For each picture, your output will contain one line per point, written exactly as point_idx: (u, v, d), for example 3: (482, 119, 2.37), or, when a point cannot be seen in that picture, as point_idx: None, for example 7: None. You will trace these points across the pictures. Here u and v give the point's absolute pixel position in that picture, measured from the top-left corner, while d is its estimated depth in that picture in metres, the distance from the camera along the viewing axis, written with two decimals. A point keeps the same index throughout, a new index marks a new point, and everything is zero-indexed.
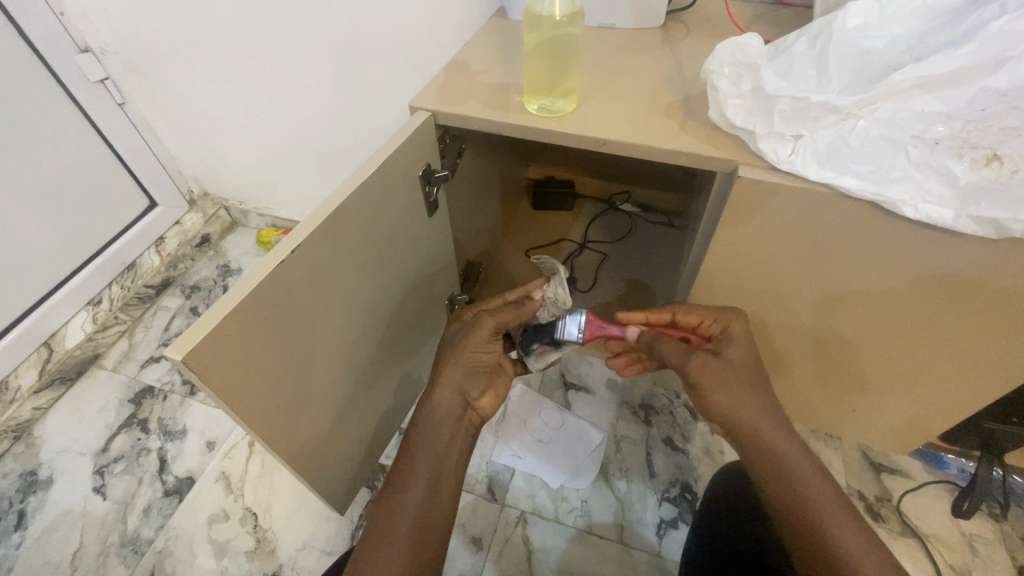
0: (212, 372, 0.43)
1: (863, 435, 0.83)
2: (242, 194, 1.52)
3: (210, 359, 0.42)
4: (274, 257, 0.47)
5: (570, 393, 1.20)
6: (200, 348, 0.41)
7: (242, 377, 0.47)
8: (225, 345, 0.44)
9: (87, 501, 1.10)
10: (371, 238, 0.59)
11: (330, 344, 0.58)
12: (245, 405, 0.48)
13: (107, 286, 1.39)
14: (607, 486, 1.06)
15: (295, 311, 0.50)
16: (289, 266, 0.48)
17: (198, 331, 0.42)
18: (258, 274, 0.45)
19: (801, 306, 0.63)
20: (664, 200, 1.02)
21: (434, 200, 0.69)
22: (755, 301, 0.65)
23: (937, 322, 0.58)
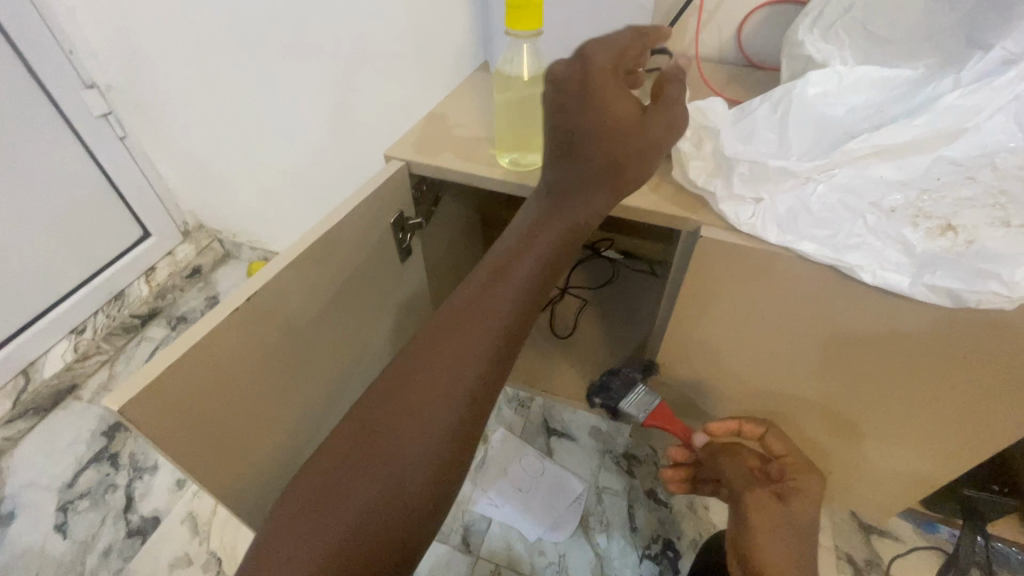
0: (156, 421, 0.42)
1: (852, 496, 0.80)
2: (236, 227, 1.54)
3: (153, 407, 0.41)
4: (229, 304, 0.46)
5: (553, 440, 1.18)
6: (142, 395, 0.40)
7: (190, 427, 0.45)
8: (171, 393, 0.42)
9: (46, 539, 1.06)
10: (337, 285, 0.58)
11: (292, 392, 0.57)
12: (193, 457, 0.46)
13: (92, 314, 1.39)
14: (586, 540, 1.03)
15: (250, 359, 0.49)
16: (245, 313, 0.47)
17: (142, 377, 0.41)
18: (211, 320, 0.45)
19: (785, 363, 0.60)
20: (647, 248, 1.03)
21: (407, 246, 0.70)
22: (739, 356, 0.63)
23: (934, 382, 0.55)
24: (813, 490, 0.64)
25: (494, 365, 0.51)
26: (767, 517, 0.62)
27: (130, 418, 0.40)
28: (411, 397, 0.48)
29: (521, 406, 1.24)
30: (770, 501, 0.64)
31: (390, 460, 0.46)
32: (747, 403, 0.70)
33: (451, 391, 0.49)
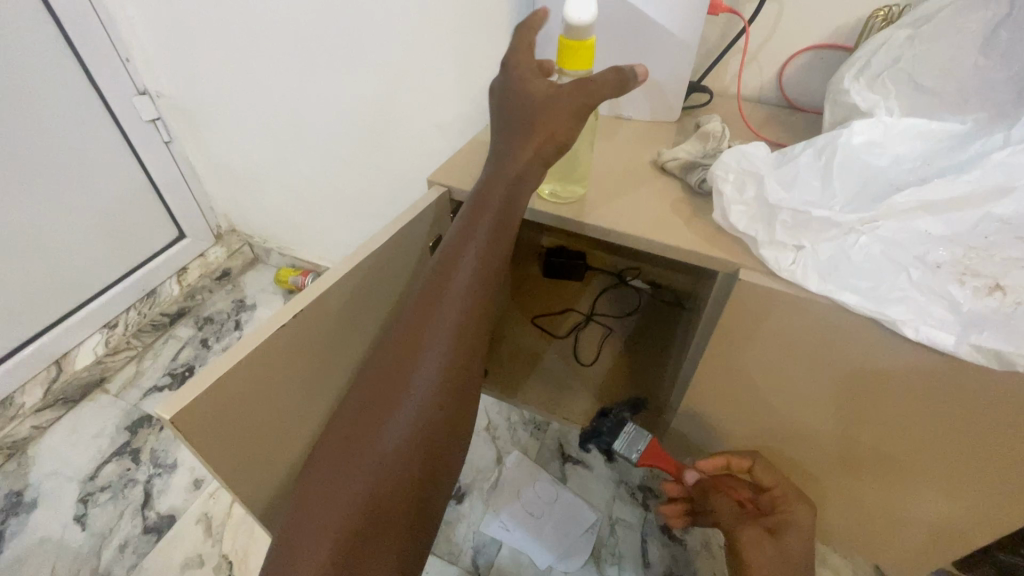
0: (200, 430, 0.44)
1: (879, 547, 0.77)
2: (267, 233, 1.58)
3: (198, 418, 0.43)
4: (274, 321, 0.49)
5: (567, 466, 1.17)
6: (190, 406, 0.42)
7: (228, 437, 0.47)
8: (215, 405, 0.45)
9: (65, 529, 1.08)
10: (369, 304, 0.60)
11: (320, 407, 0.58)
12: (228, 465, 0.48)
13: (125, 310, 1.42)
14: (597, 572, 1.01)
15: (288, 374, 0.51)
16: (287, 330, 0.49)
17: (190, 389, 0.43)
18: (256, 337, 0.47)
19: (814, 416, 0.61)
20: (674, 278, 1.02)
21: None
22: (766, 406, 0.63)
23: (959, 448, 0.55)
24: (806, 524, 0.62)
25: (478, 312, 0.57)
26: (759, 553, 0.61)
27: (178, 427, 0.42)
28: (413, 356, 0.54)
29: (537, 429, 1.24)
30: (763, 536, 0.63)
31: (401, 406, 0.52)
32: (772, 454, 0.70)
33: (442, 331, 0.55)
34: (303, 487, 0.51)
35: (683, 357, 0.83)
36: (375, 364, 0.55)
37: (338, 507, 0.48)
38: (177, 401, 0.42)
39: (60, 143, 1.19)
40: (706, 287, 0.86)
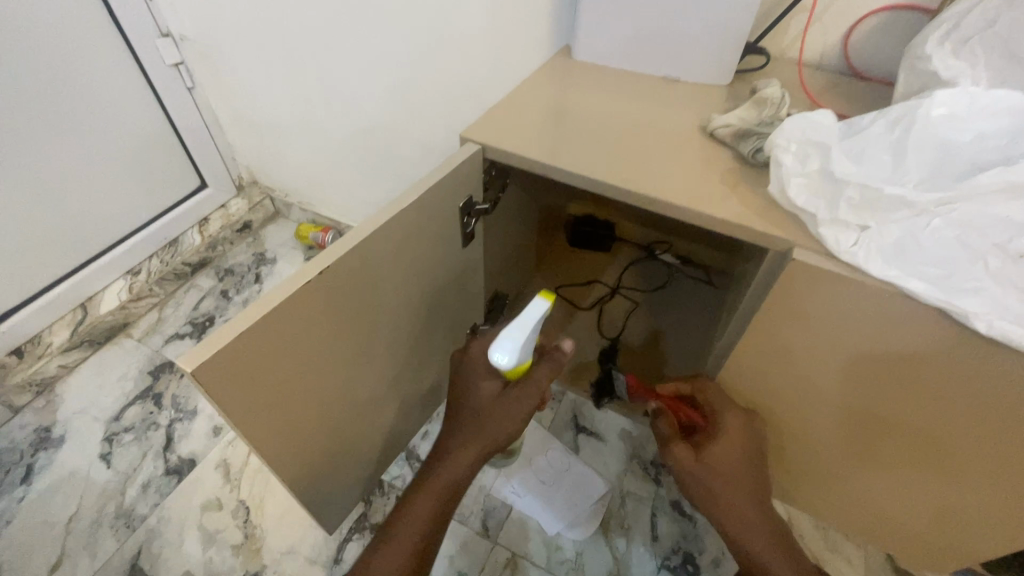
0: (220, 384, 0.43)
1: (882, 529, 0.76)
2: (289, 187, 1.56)
3: (219, 372, 0.42)
4: (297, 278, 0.47)
5: (580, 436, 1.17)
6: (211, 361, 0.41)
7: (247, 392, 0.46)
8: (236, 361, 0.44)
9: (91, 466, 1.12)
10: (396, 265, 0.58)
11: (339, 367, 0.58)
12: (247, 419, 0.48)
13: (147, 258, 1.43)
14: (605, 542, 1.03)
15: (309, 332, 0.50)
16: (310, 289, 0.48)
17: (212, 343, 0.42)
18: (280, 293, 0.46)
19: (826, 408, 0.61)
20: (706, 256, 0.98)
21: (471, 231, 0.69)
22: (779, 395, 0.63)
23: (965, 450, 0.55)
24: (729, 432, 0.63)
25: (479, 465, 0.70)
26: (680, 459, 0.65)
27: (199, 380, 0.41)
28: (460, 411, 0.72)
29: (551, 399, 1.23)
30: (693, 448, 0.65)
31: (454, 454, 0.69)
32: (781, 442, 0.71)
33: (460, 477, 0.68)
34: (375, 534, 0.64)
35: (715, 337, 0.81)
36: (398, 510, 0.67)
37: (417, 523, 0.65)
38: (199, 355, 0.41)
39: (83, 87, 1.17)
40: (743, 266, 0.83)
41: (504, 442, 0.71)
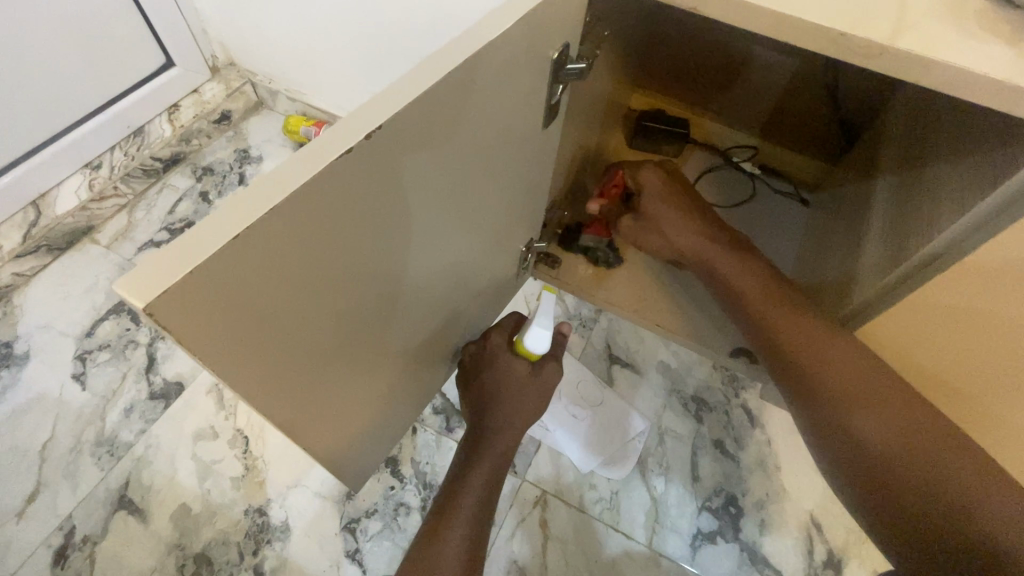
0: (193, 323, 0.28)
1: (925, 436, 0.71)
2: (274, 71, 1.29)
3: (191, 306, 0.27)
4: (307, 158, 0.30)
5: (615, 368, 1.04)
6: (179, 289, 0.26)
7: (239, 328, 0.31)
8: (218, 289, 0.28)
9: (63, 388, 0.98)
10: (445, 147, 0.41)
11: (368, 289, 0.43)
12: (239, 364, 0.33)
13: (109, 148, 1.19)
14: (641, 481, 0.95)
15: (325, 243, 0.34)
16: (330, 179, 0.31)
17: (176, 259, 0.26)
18: (283, 184, 0.29)
19: (997, 355, 0.56)
20: (790, 166, 1.05)
21: (556, 103, 0.54)
22: (939, 332, 0.59)
23: None
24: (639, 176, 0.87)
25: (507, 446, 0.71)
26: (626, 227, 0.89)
27: (157, 318, 0.26)
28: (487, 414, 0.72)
29: (582, 326, 1.09)
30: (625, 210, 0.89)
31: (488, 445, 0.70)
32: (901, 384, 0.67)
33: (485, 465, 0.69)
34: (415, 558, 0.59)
35: (855, 261, 0.70)
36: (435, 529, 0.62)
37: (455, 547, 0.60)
38: (160, 280, 0.25)
39: None
40: (892, 176, 0.70)
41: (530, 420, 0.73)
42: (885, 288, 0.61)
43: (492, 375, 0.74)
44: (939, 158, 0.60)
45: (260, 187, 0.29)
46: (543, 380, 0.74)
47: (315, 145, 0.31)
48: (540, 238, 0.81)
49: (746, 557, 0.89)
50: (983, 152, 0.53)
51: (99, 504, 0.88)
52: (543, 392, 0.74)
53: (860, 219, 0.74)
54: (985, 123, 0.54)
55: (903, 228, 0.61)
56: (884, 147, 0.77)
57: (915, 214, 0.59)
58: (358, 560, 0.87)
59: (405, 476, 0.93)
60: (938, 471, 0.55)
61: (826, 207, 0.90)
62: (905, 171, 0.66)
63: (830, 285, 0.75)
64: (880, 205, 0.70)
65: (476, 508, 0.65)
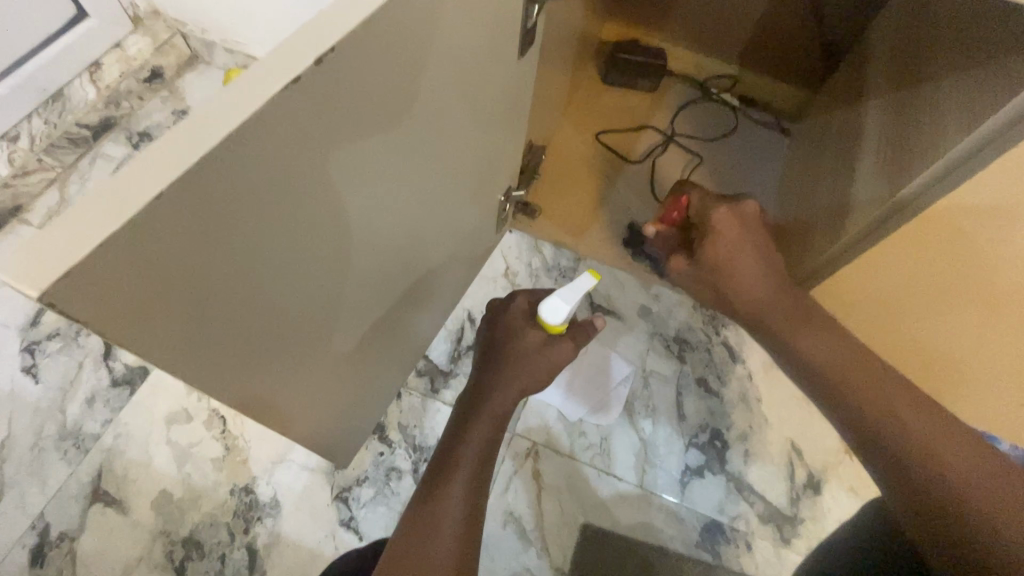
0: (111, 303, 0.24)
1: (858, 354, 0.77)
2: (205, 18, 1.16)
3: (103, 287, 0.23)
4: (238, 96, 0.25)
5: (597, 316, 1.03)
6: (85, 269, 0.21)
7: (172, 303, 0.27)
8: (135, 265, 0.23)
9: (14, 383, 0.91)
10: (413, 76, 0.35)
11: (331, 251, 0.38)
12: (181, 343, 0.29)
13: (25, 116, 1.07)
14: (629, 425, 0.96)
15: (274, 196, 0.29)
16: (273, 118, 0.26)
17: (73, 232, 0.21)
18: (207, 130, 0.24)
19: (970, 294, 0.59)
20: (770, 92, 1.03)
21: (530, 29, 0.49)
22: (894, 261, 0.62)
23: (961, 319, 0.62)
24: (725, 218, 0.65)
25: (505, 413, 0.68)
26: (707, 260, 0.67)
27: (62, 303, 0.22)
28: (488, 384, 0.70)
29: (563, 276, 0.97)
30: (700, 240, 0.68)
31: (493, 410, 0.68)
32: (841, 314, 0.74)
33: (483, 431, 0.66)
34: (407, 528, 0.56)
35: (845, 191, 0.70)
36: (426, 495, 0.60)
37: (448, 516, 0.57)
38: (60, 255, 0.21)
39: None
40: (884, 97, 0.68)
41: (532, 385, 0.70)
42: (882, 216, 0.60)
43: (503, 343, 0.72)
44: (936, 74, 0.58)
45: (178, 136, 0.24)
46: (552, 351, 0.70)
47: (249, 77, 0.25)
48: (517, 186, 0.77)
49: (733, 487, 0.92)
50: (987, 64, 0.50)
51: (72, 499, 0.84)
52: (553, 366, 0.70)
53: (852, 143, 0.73)
54: (985, 33, 0.52)
55: (900, 152, 0.59)
56: (869, 70, 0.75)
57: (912, 141, 0.58)
58: (353, 527, 0.86)
59: (393, 441, 0.91)
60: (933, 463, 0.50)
61: (807, 136, 0.91)
62: (899, 91, 0.64)
63: (819, 216, 0.75)
64: (875, 123, 0.68)
65: (477, 469, 0.63)
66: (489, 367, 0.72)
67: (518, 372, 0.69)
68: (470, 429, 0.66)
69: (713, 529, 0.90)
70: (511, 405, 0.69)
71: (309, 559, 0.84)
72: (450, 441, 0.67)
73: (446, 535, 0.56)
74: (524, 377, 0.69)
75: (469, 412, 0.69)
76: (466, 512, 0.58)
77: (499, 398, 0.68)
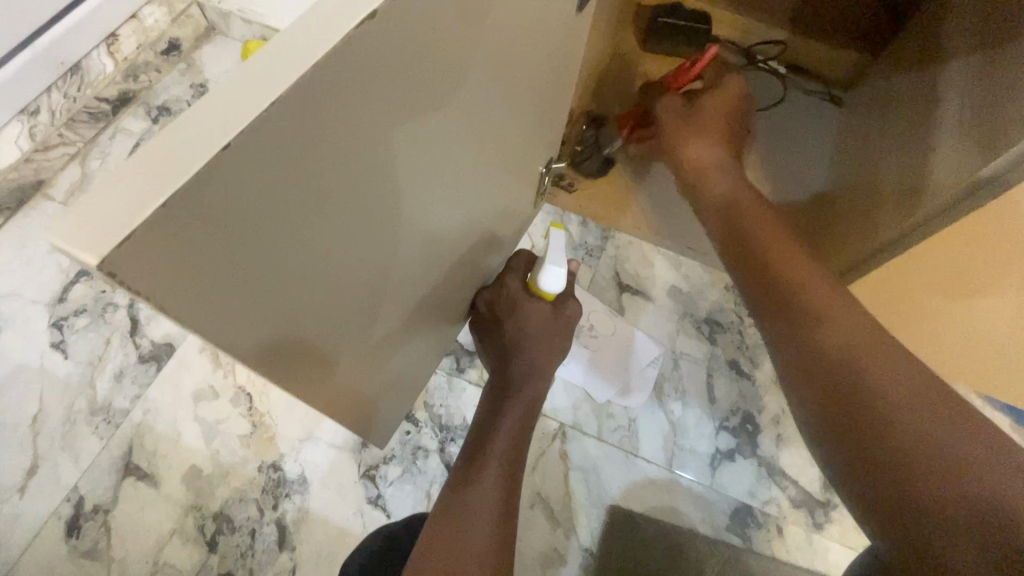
0: (162, 278, 0.22)
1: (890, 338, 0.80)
2: None
3: (159, 260, 0.21)
4: (295, 49, 0.22)
5: (626, 296, 1.00)
6: (143, 238, 0.19)
7: (225, 275, 0.25)
8: (191, 234, 0.21)
9: (44, 358, 0.91)
10: (472, 31, 0.32)
11: (377, 227, 0.36)
12: (229, 318, 0.27)
13: (44, 90, 1.04)
14: (659, 407, 0.94)
15: (330, 162, 0.27)
16: (340, 66, 0.23)
17: (126, 198, 0.19)
18: (270, 78, 0.21)
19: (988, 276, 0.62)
20: (820, 61, 0.98)
21: None
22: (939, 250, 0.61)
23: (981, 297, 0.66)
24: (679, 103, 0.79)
25: (534, 398, 0.67)
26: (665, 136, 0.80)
27: (116, 278, 0.20)
28: (510, 368, 0.69)
29: (590, 255, 1.02)
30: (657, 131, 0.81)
31: (516, 394, 0.67)
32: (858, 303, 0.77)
33: (508, 415, 0.65)
34: (443, 513, 0.55)
35: (916, 166, 0.65)
36: (459, 480, 0.58)
37: (487, 503, 0.56)
38: (119, 222, 0.19)
39: None
40: (964, 61, 0.62)
41: (553, 363, 0.69)
42: (961, 194, 0.55)
43: (512, 320, 0.70)
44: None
45: (232, 92, 0.21)
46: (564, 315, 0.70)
47: (304, 28, 0.23)
48: (554, 159, 0.73)
49: (765, 472, 0.90)
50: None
51: (105, 472, 0.85)
52: (563, 329, 0.71)
53: (923, 115, 0.68)
54: None
55: (983, 122, 0.55)
56: (944, 32, 0.70)
57: (998, 103, 0.54)
58: (381, 505, 0.86)
59: (420, 420, 0.90)
60: (930, 438, 0.47)
61: (865, 109, 0.86)
62: (981, 54, 0.60)
63: (880, 195, 0.71)
64: (950, 89, 0.63)
65: (510, 448, 0.62)
66: (505, 348, 0.70)
67: (542, 355, 0.68)
68: (499, 415, 0.65)
69: (744, 513, 0.88)
70: (541, 387, 0.68)
71: (338, 535, 0.84)
72: (477, 429, 0.65)
73: (485, 525, 0.54)
74: (546, 358, 0.68)
75: (498, 396, 0.68)
76: (505, 495, 0.57)
77: (522, 381, 0.67)
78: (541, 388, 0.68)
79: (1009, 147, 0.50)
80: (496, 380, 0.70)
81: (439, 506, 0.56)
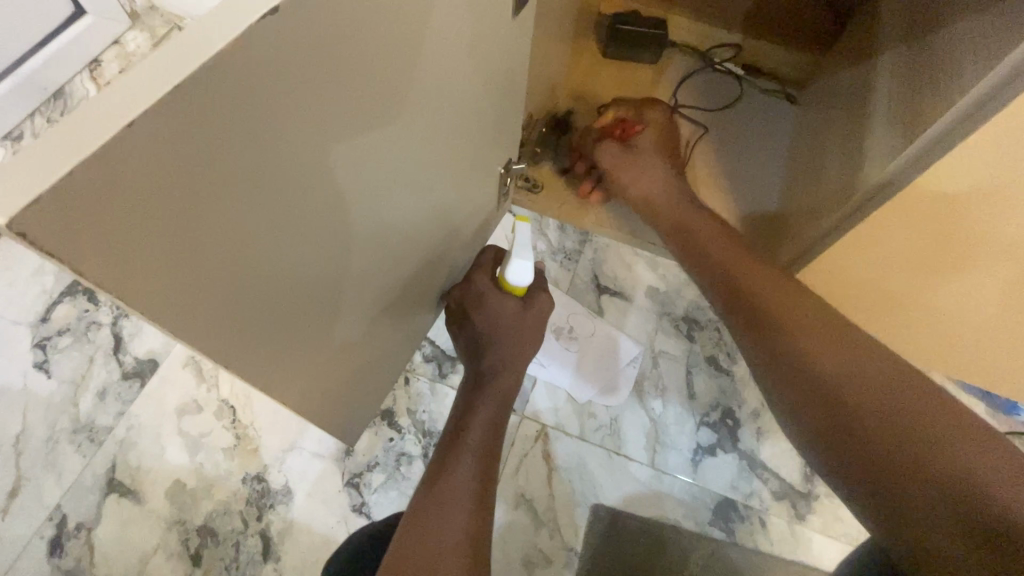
0: (95, 251, 0.23)
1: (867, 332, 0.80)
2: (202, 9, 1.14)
3: (81, 231, 0.22)
4: (208, 32, 0.23)
5: (604, 296, 1.02)
6: (57, 203, 0.20)
7: (165, 262, 0.26)
8: (112, 207, 0.22)
9: (27, 378, 0.91)
10: (401, 33, 0.34)
11: (324, 226, 0.38)
12: (178, 310, 0.29)
13: (27, 115, 1.07)
14: (640, 405, 0.95)
15: (264, 154, 0.28)
16: (256, 60, 0.25)
17: (36, 166, 0.20)
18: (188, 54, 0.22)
19: (944, 263, 0.63)
20: (774, 61, 1.02)
21: None
22: (897, 230, 0.61)
23: (939, 290, 0.67)
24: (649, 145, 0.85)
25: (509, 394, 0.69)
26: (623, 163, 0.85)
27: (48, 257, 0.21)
28: (484, 367, 0.70)
29: (568, 258, 1.04)
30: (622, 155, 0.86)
31: (493, 393, 0.68)
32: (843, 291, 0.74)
33: (483, 412, 0.67)
34: (418, 508, 0.56)
35: (857, 156, 0.68)
36: (435, 474, 0.59)
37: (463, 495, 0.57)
38: (31, 185, 0.20)
39: None
40: (899, 54, 0.65)
41: (528, 358, 0.71)
42: (896, 178, 0.57)
43: (480, 314, 0.71)
44: (951, 25, 0.56)
45: (146, 71, 0.22)
46: (538, 310, 0.71)
47: (217, 13, 0.24)
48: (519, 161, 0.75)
49: (746, 465, 0.91)
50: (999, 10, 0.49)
51: (88, 490, 0.85)
52: (537, 325, 0.71)
53: (862, 104, 0.71)
54: None
55: (914, 107, 0.57)
56: (882, 27, 0.73)
57: (924, 91, 0.56)
58: (366, 512, 0.86)
59: (403, 426, 0.91)
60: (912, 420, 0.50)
61: (816, 103, 0.89)
62: (913, 45, 0.63)
63: (829, 185, 0.73)
64: (885, 78, 0.66)
65: (485, 441, 0.64)
66: (477, 343, 0.72)
67: (518, 354, 0.70)
68: (474, 411, 0.67)
69: (726, 507, 0.89)
70: (514, 381, 0.70)
71: (321, 543, 0.84)
72: (453, 428, 0.67)
73: (461, 513, 0.55)
74: (520, 354, 0.70)
75: (472, 392, 0.69)
76: (481, 490, 0.58)
77: (497, 379, 0.69)
78: (513, 386, 0.70)
79: (926, 134, 0.53)
80: (469, 375, 0.72)
81: (415, 501, 0.57)
